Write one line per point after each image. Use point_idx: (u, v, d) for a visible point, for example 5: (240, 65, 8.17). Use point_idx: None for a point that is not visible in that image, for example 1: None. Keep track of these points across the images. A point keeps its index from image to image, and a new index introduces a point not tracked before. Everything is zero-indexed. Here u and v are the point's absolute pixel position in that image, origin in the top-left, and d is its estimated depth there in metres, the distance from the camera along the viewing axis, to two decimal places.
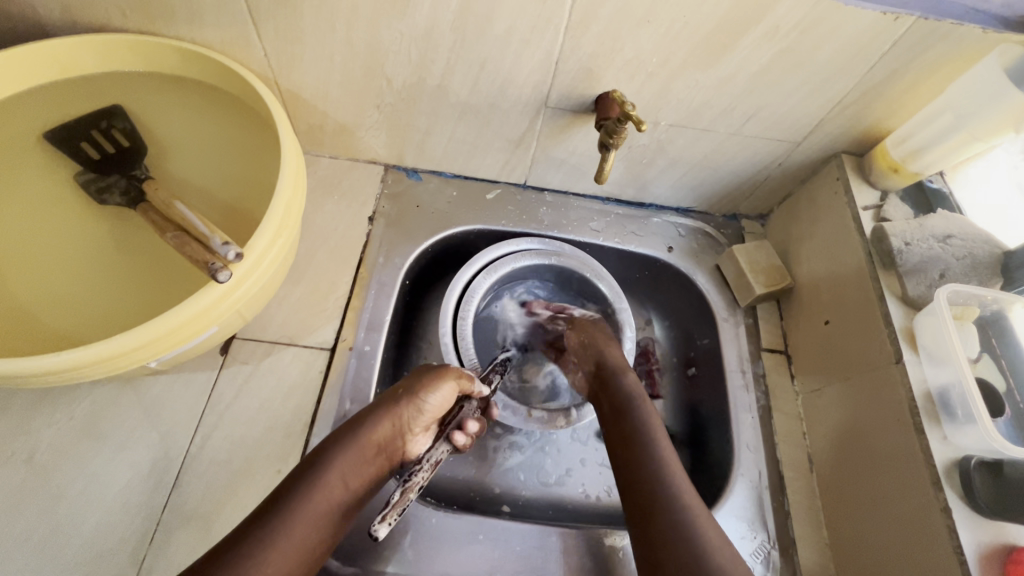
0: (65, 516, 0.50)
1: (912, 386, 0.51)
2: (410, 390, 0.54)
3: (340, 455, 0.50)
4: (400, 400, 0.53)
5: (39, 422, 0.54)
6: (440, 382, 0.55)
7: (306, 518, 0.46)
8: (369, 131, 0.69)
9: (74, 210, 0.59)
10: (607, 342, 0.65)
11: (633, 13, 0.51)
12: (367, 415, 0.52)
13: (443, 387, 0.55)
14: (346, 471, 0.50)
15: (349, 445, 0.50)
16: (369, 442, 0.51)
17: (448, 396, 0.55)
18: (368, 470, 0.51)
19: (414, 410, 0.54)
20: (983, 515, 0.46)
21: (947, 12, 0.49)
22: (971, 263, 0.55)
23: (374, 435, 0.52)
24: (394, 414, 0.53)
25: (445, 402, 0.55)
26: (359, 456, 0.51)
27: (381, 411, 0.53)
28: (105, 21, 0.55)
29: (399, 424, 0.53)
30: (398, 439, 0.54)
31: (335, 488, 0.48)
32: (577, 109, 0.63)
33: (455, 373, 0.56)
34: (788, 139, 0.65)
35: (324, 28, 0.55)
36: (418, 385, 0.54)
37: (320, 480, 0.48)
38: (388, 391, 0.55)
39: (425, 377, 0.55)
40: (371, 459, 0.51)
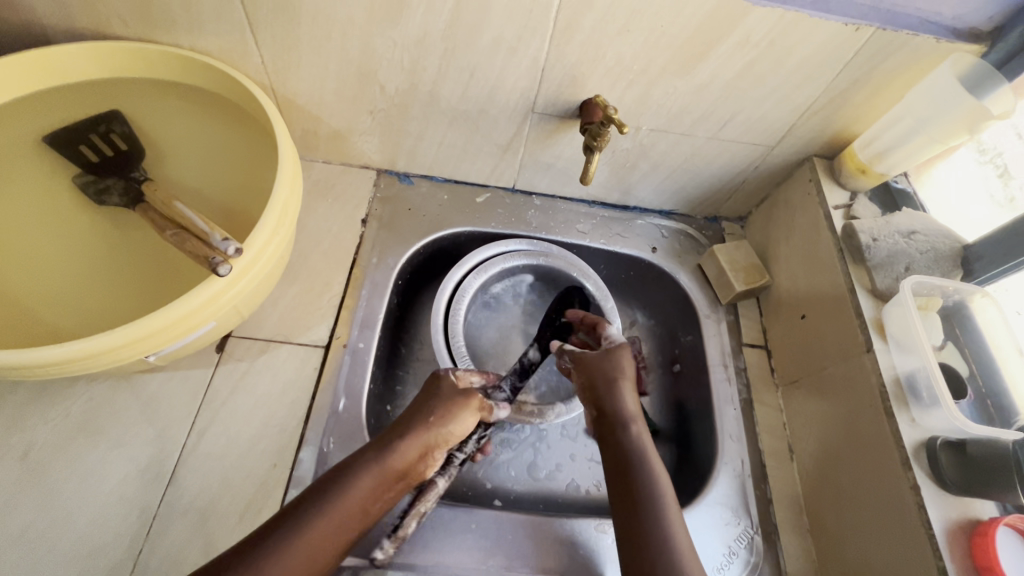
0: (61, 511, 0.51)
1: (882, 372, 0.54)
2: (440, 417, 0.55)
3: (365, 474, 0.50)
4: (429, 427, 0.54)
5: (35, 419, 0.54)
6: (465, 412, 0.57)
7: (323, 532, 0.46)
8: (362, 136, 0.71)
9: (71, 212, 0.60)
10: (618, 389, 0.59)
11: (614, 23, 0.54)
12: (396, 438, 0.53)
13: (466, 417, 0.56)
14: (368, 493, 0.50)
15: (376, 467, 0.50)
16: (395, 467, 0.51)
17: (467, 426, 0.57)
18: (388, 493, 0.51)
19: (439, 438, 0.55)
20: (950, 492, 0.49)
21: (903, 23, 0.53)
22: (934, 256, 0.59)
23: (400, 459, 0.52)
24: (419, 439, 0.53)
25: (465, 431, 0.57)
26: (383, 480, 0.51)
27: (407, 434, 0.53)
28: (106, 29, 0.57)
29: (424, 450, 0.54)
30: (421, 466, 0.54)
31: (355, 509, 0.49)
32: (563, 115, 0.66)
33: (477, 404, 0.58)
34: (763, 143, 0.69)
35: (320, 36, 0.57)
36: (448, 414, 0.55)
37: (342, 498, 0.48)
38: (414, 412, 0.55)
39: (455, 406, 0.56)
40: (393, 484, 0.52)
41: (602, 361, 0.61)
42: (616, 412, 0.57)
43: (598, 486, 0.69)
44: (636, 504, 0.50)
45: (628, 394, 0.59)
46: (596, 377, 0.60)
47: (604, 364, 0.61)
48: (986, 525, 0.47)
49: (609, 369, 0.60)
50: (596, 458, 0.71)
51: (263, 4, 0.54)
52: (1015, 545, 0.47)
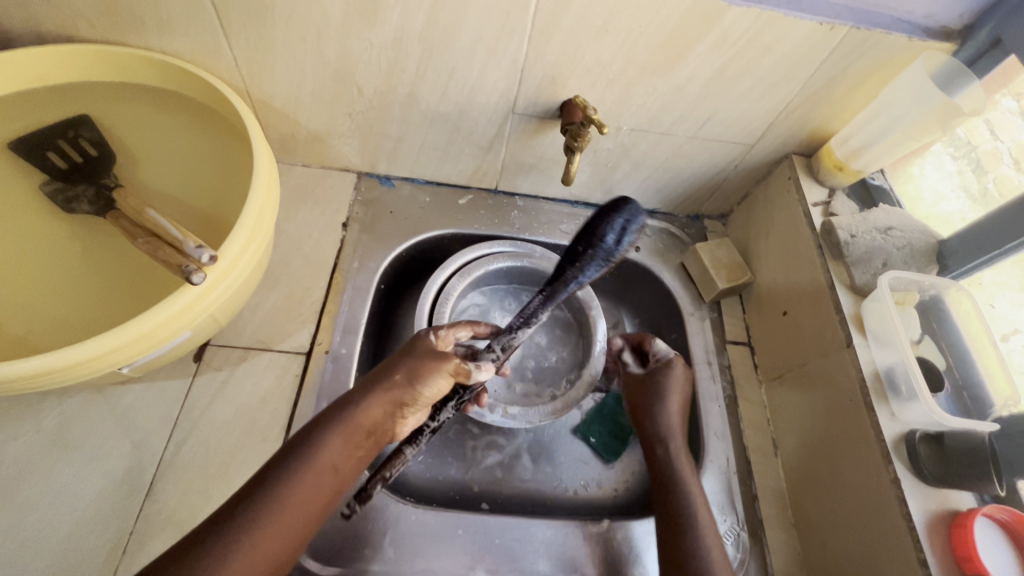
0: (33, 530, 0.49)
1: (862, 367, 0.55)
2: (403, 372, 0.52)
3: (331, 434, 0.48)
4: (395, 386, 0.52)
5: (5, 435, 0.52)
6: (440, 372, 0.54)
7: (297, 500, 0.45)
8: (341, 139, 0.70)
9: (37, 220, 0.58)
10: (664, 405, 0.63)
11: (592, 23, 0.54)
12: (362, 396, 0.51)
13: (441, 377, 0.54)
14: (337, 454, 0.48)
15: (342, 425, 0.49)
16: (362, 423, 0.50)
17: (443, 384, 0.54)
18: (359, 451, 0.50)
19: (407, 394, 0.52)
20: (929, 484, 0.50)
21: (876, 22, 0.54)
22: (910, 252, 0.60)
23: (367, 416, 0.50)
24: (384, 397, 0.51)
25: (440, 392, 0.54)
26: (350, 437, 0.49)
27: (370, 393, 0.51)
28: (71, 31, 0.56)
29: (393, 406, 0.52)
30: (391, 422, 0.53)
31: (325, 470, 0.47)
32: (543, 115, 0.66)
33: (453, 365, 0.54)
34: (743, 142, 0.69)
35: (295, 38, 0.57)
36: (418, 371, 0.53)
37: (311, 462, 0.46)
38: (378, 372, 0.53)
39: (427, 363, 0.53)
40: (363, 440, 0.50)
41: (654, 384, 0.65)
42: (657, 427, 0.62)
43: (585, 486, 0.69)
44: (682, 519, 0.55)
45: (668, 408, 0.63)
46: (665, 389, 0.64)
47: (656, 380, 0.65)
48: (964, 515, 0.48)
49: (669, 386, 0.64)
50: (583, 458, 0.71)
51: (235, 5, 0.53)
52: (992, 534, 0.48)
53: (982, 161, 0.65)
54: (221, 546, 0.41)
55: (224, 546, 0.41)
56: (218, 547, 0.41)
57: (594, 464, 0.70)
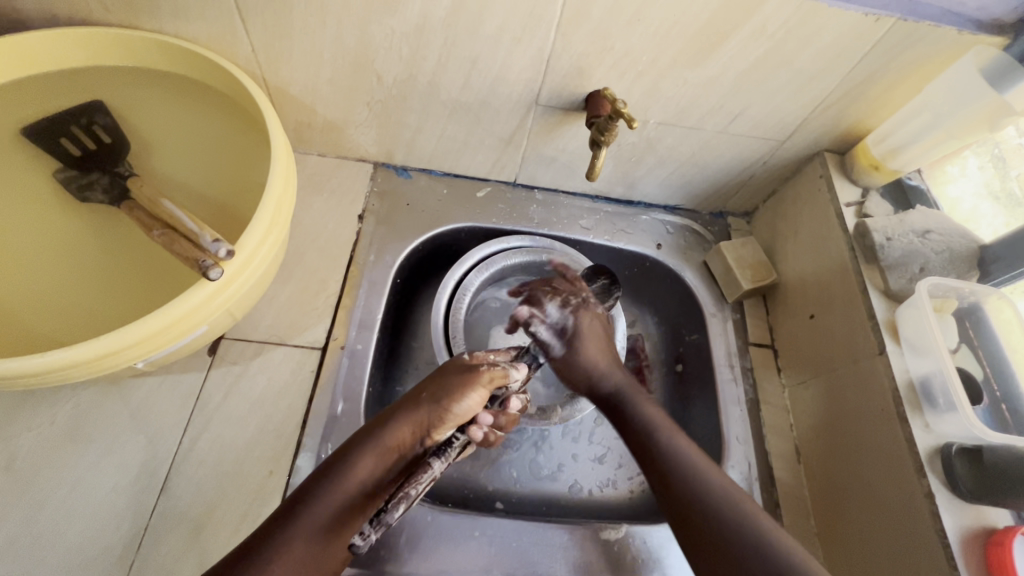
0: (48, 523, 0.49)
1: (895, 376, 0.53)
2: (431, 393, 0.51)
3: (359, 457, 0.48)
4: (424, 405, 0.51)
5: (19, 426, 0.52)
6: (471, 390, 0.51)
7: (325, 523, 0.45)
8: (358, 128, 0.68)
9: (51, 209, 0.57)
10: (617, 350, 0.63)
11: (624, 12, 0.51)
12: (390, 418, 0.50)
13: (474, 395, 0.51)
14: (368, 475, 0.48)
15: (368, 448, 0.48)
16: (390, 446, 0.49)
17: (477, 400, 0.51)
18: (391, 473, 0.49)
19: (435, 413, 0.51)
20: (965, 500, 0.48)
21: (925, 14, 0.51)
22: (949, 256, 0.57)
23: (394, 438, 0.50)
24: (414, 418, 0.50)
25: (475, 410, 0.52)
26: (378, 459, 0.49)
27: (401, 415, 0.50)
28: (84, 15, 0.54)
29: (422, 427, 0.51)
30: (422, 445, 0.51)
31: (355, 493, 0.47)
32: (567, 107, 0.64)
33: (485, 377, 0.52)
34: (773, 138, 0.66)
35: (314, 24, 0.55)
36: (447, 389, 0.51)
37: (342, 484, 0.47)
38: (413, 392, 0.52)
39: (457, 380, 0.52)
40: (394, 463, 0.49)
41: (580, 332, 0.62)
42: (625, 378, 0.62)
43: (601, 487, 0.68)
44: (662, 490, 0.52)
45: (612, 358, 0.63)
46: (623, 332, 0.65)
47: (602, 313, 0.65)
48: (1002, 533, 0.46)
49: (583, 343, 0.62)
50: (599, 458, 0.69)
51: None
52: None
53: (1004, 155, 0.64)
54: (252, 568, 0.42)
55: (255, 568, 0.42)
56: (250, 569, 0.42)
57: (611, 464, 0.69)
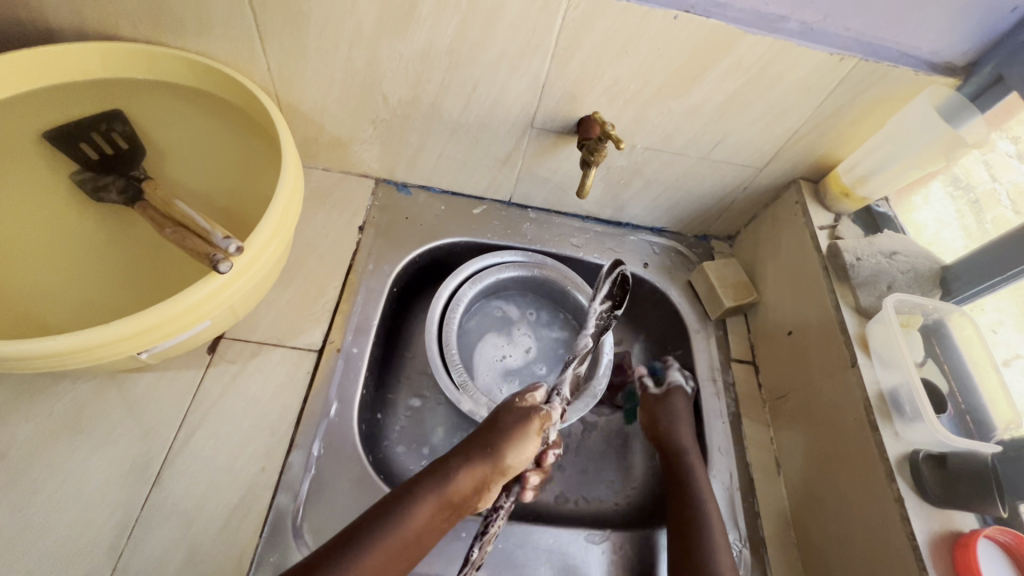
0: (38, 511, 0.49)
1: (867, 388, 0.56)
2: (498, 448, 0.53)
3: (418, 502, 0.51)
4: (487, 459, 0.53)
5: (17, 415, 0.52)
6: (527, 438, 0.54)
7: (374, 564, 0.48)
8: (363, 145, 0.72)
9: (65, 206, 0.60)
10: (679, 429, 0.67)
11: (612, 44, 0.56)
12: (454, 467, 0.53)
13: (529, 445, 0.54)
14: (425, 522, 0.51)
15: (428, 495, 0.51)
16: (452, 497, 0.52)
17: (531, 454, 0.54)
18: (443, 524, 0.52)
19: (498, 471, 0.53)
20: (933, 505, 0.50)
21: (884, 55, 0.57)
22: (914, 276, 0.61)
23: (458, 490, 0.53)
24: (477, 471, 0.53)
25: (529, 457, 0.54)
26: (438, 509, 0.52)
27: (469, 463, 0.53)
28: (113, 29, 0.58)
29: (481, 482, 0.53)
30: (478, 500, 0.54)
31: (411, 538, 0.50)
32: (561, 131, 0.68)
33: (537, 426, 0.55)
34: (752, 165, 0.71)
35: (328, 46, 0.59)
36: (508, 436, 0.54)
37: (404, 523, 0.50)
38: (478, 441, 0.55)
39: (513, 429, 0.54)
40: (448, 514, 0.52)
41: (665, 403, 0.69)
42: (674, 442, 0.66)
43: (586, 498, 0.69)
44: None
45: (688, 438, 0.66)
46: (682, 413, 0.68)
47: (675, 393, 0.70)
48: (967, 536, 0.48)
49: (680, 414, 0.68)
50: (585, 471, 0.71)
51: (275, 13, 0.56)
52: (996, 556, 0.48)
53: (981, 201, 0.65)
54: None
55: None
56: None
57: (597, 477, 0.71)
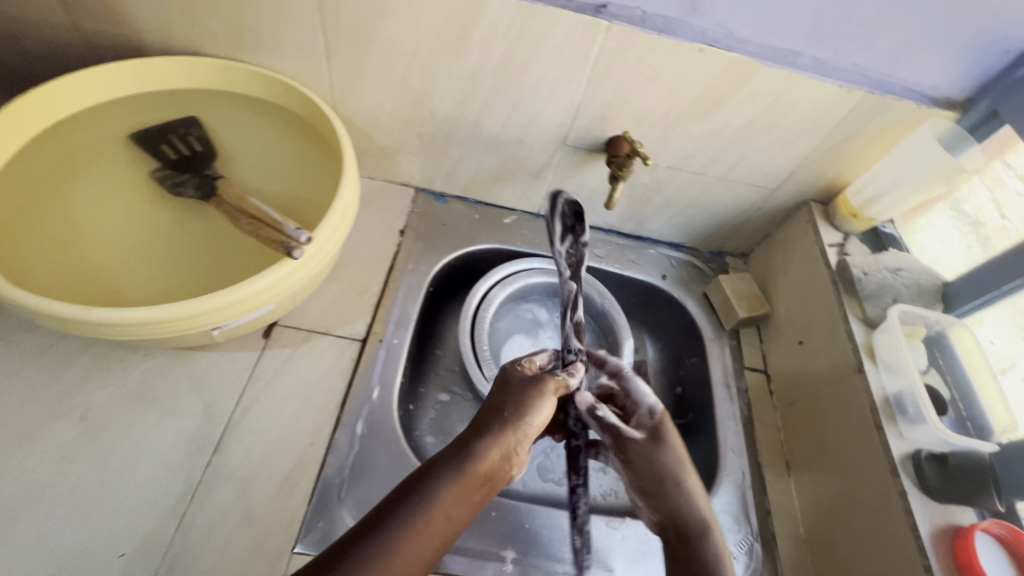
0: (112, 469, 0.54)
1: (873, 391, 0.60)
2: (517, 413, 0.53)
3: (443, 481, 0.48)
4: (509, 425, 0.52)
5: (94, 384, 0.58)
6: (543, 399, 0.55)
7: (407, 548, 0.44)
8: (407, 155, 0.79)
9: (145, 199, 0.66)
10: (686, 490, 0.56)
11: (643, 72, 0.63)
12: (476, 441, 0.51)
13: (545, 405, 0.55)
14: (454, 501, 0.48)
15: (453, 471, 0.48)
16: (479, 472, 0.49)
17: (547, 409, 0.55)
18: (475, 501, 0.49)
19: (521, 434, 0.53)
20: (936, 500, 0.54)
21: (888, 89, 0.63)
22: (917, 290, 0.66)
23: (483, 463, 0.50)
24: (502, 440, 0.51)
25: (546, 417, 0.55)
26: (465, 486, 0.48)
27: (490, 434, 0.51)
28: (198, 45, 0.66)
29: (506, 451, 0.52)
30: (505, 467, 0.52)
31: (440, 519, 0.46)
32: (591, 149, 0.74)
33: (552, 386, 0.57)
34: (766, 186, 0.77)
35: (387, 66, 0.66)
36: (524, 400, 0.54)
37: (431, 503, 0.46)
38: (493, 413, 0.53)
39: (529, 393, 0.55)
40: (478, 490, 0.49)
41: (652, 446, 0.57)
42: (688, 521, 0.54)
43: (602, 494, 0.73)
44: None
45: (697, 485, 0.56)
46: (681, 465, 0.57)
47: (669, 437, 0.58)
48: (966, 529, 0.52)
49: (683, 469, 0.57)
50: (602, 468, 0.75)
51: (343, 36, 0.63)
52: (993, 549, 0.52)
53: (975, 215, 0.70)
54: None
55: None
56: None
57: (613, 475, 0.75)
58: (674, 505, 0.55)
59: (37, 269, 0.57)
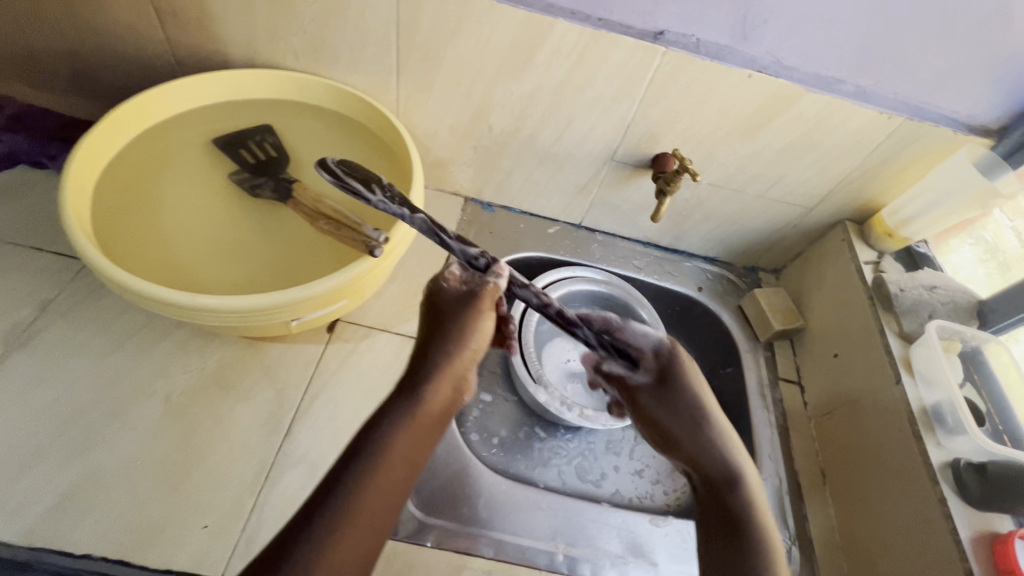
0: (194, 447, 0.58)
1: (911, 402, 0.62)
2: (456, 337, 0.54)
3: (400, 423, 0.49)
4: (450, 353, 0.53)
5: (177, 368, 0.62)
6: (481, 316, 0.55)
7: (374, 496, 0.44)
8: (460, 166, 0.84)
9: (223, 199, 0.72)
10: (704, 429, 0.57)
11: (693, 95, 0.67)
12: (425, 377, 0.52)
13: (485, 321, 0.55)
14: (410, 437, 0.48)
15: (404, 412, 0.49)
16: (431, 404, 0.51)
17: (487, 325, 0.55)
18: (432, 432, 0.51)
19: (465, 359, 0.54)
20: (975, 507, 0.56)
21: (925, 116, 0.66)
22: (953, 307, 0.69)
23: (434, 394, 0.51)
24: (448, 370, 0.53)
25: (489, 332, 0.56)
26: (419, 421, 0.50)
27: (436, 367, 0.52)
28: (278, 60, 0.72)
29: (452, 378, 0.53)
30: (454, 393, 0.54)
31: (401, 458, 0.47)
32: (637, 165, 0.79)
33: (490, 301, 0.55)
34: (803, 205, 0.80)
35: (452, 83, 0.71)
36: (462, 324, 0.54)
37: (388, 448, 0.47)
38: (435, 345, 0.54)
39: (465, 314, 0.55)
40: (434, 417, 0.51)
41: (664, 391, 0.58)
42: (718, 474, 0.54)
43: (639, 496, 0.76)
44: None
45: (723, 422, 0.57)
46: (694, 412, 0.57)
47: (680, 376, 0.58)
48: (1005, 535, 0.54)
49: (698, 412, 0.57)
50: (638, 472, 0.78)
51: (414, 54, 0.68)
52: None
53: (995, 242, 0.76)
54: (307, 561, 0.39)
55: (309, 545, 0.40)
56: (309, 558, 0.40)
57: (648, 479, 0.77)
58: (704, 451, 0.56)
59: (134, 262, 0.62)
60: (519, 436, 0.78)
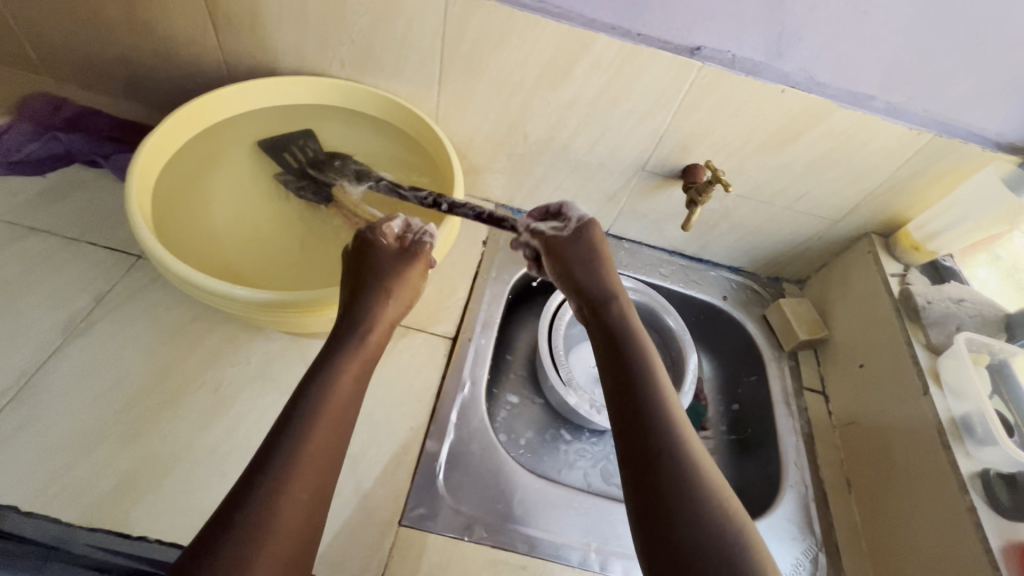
0: (241, 437, 0.60)
1: (939, 412, 0.64)
2: (390, 285, 0.57)
3: (341, 365, 0.51)
4: (385, 296, 0.56)
5: (224, 361, 0.65)
6: (413, 266, 0.59)
7: (317, 438, 0.45)
8: (493, 173, 0.86)
9: (270, 200, 0.75)
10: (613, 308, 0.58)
11: (726, 109, 0.69)
12: (356, 319, 0.54)
13: (416, 270, 0.59)
14: (351, 377, 0.51)
15: (344, 354, 0.52)
16: (365, 343, 0.53)
17: (417, 272, 0.59)
18: (366, 369, 0.53)
19: (397, 301, 0.57)
20: (1006, 516, 0.57)
21: (955, 133, 0.68)
22: (981, 320, 0.70)
23: (367, 336, 0.54)
24: (380, 311, 0.56)
25: (418, 281, 0.60)
26: (356, 361, 0.52)
27: (370, 308, 0.55)
28: (326, 69, 0.75)
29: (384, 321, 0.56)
30: (385, 334, 0.56)
31: (341, 396, 0.49)
32: (667, 175, 0.81)
33: (420, 253, 0.60)
34: (829, 217, 0.82)
35: (492, 93, 0.74)
36: (393, 271, 0.58)
37: (330, 389, 0.49)
38: (367, 290, 0.57)
39: (398, 264, 0.59)
40: (367, 356, 0.53)
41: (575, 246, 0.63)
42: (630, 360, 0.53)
43: None
44: (678, 498, 0.43)
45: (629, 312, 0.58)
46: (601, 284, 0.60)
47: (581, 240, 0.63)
48: None
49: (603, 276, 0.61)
50: None
51: (457, 65, 0.71)
52: None
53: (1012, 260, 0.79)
54: (263, 509, 0.41)
55: (270, 492, 0.42)
56: (266, 503, 0.41)
57: None
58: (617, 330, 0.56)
59: (189, 256, 0.66)
60: (546, 438, 0.79)
